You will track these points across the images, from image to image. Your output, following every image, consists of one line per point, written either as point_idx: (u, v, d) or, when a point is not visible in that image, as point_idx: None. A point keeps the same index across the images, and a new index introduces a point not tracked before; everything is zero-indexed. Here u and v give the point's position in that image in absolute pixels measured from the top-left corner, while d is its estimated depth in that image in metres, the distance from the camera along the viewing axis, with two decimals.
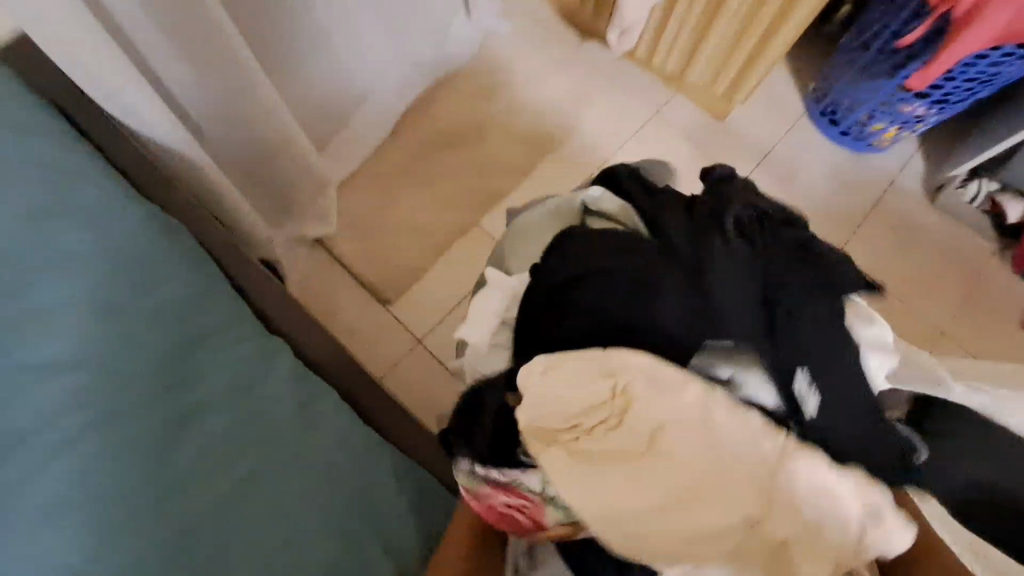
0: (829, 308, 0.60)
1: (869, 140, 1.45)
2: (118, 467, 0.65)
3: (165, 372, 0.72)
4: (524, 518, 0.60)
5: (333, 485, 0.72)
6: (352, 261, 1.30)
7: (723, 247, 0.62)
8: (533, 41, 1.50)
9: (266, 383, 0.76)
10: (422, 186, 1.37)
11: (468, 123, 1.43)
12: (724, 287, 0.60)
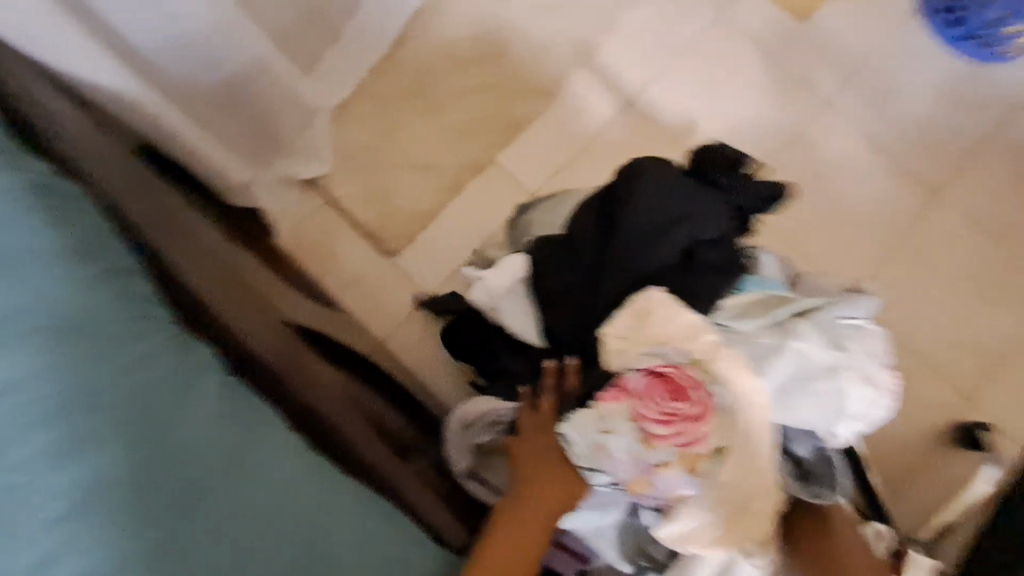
0: (679, 192, 0.65)
1: (997, 47, 1.14)
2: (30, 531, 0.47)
3: (68, 414, 0.50)
4: (688, 413, 0.54)
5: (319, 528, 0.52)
6: (349, 200, 1.12)
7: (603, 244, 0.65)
8: None
9: (182, 418, 0.53)
10: (423, 106, 1.15)
11: (484, 33, 1.17)
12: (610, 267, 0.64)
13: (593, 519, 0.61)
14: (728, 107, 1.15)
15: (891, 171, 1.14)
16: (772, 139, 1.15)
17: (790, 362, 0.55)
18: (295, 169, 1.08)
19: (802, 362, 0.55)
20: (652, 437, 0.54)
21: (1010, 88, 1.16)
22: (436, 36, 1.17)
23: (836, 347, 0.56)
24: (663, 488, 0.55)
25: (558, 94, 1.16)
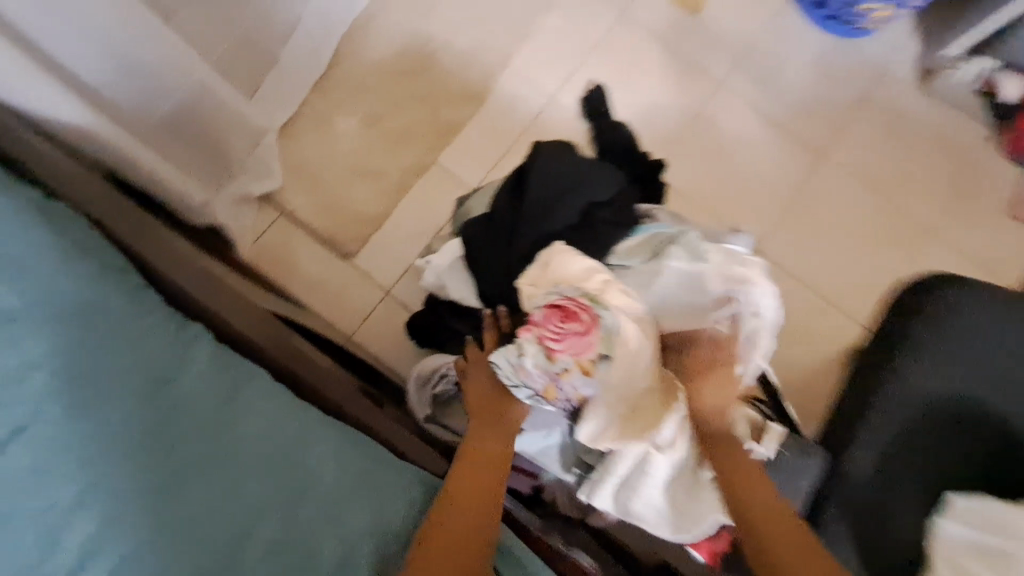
0: (572, 165, 0.77)
1: (858, 24, 1.31)
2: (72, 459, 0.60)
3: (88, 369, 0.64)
4: (580, 328, 0.63)
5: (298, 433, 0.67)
6: (303, 211, 1.21)
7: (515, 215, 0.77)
8: None
9: (183, 371, 0.67)
10: (365, 119, 1.25)
11: (414, 48, 1.29)
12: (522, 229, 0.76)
13: (537, 440, 0.72)
14: (640, 96, 1.30)
15: (783, 137, 1.31)
16: (679, 120, 1.31)
17: (665, 279, 0.69)
18: (250, 186, 1.17)
19: (675, 278, 0.69)
20: (553, 349, 0.62)
21: (873, 56, 1.35)
22: (369, 53, 1.28)
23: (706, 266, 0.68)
24: (571, 392, 0.64)
25: (487, 96, 1.29)
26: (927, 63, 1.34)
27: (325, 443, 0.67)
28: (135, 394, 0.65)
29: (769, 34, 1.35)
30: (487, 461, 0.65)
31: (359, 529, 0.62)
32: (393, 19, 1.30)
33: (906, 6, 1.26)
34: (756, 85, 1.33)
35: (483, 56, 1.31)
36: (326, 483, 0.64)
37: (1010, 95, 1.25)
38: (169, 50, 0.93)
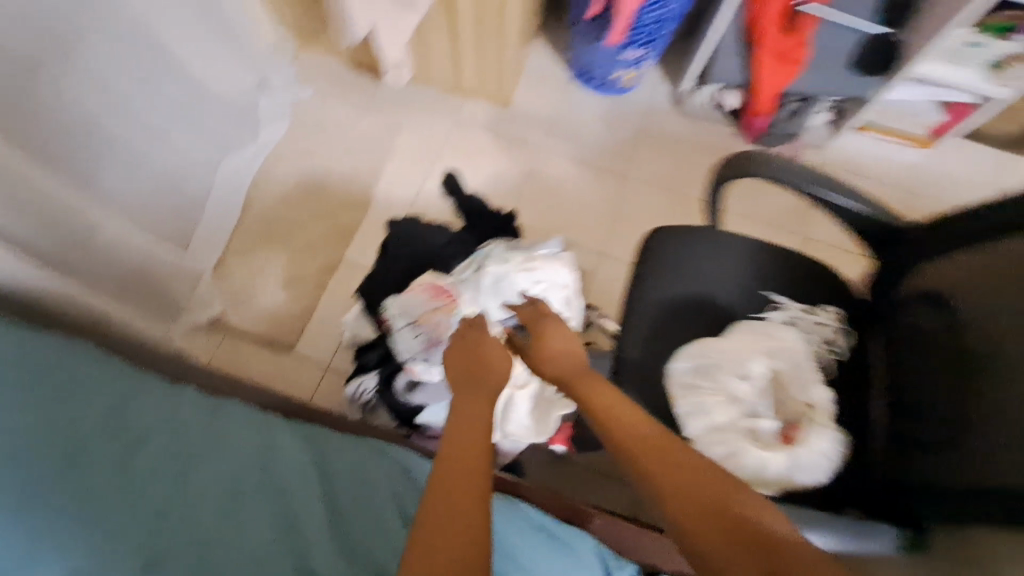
0: (422, 228, 1.13)
1: (619, 86, 1.82)
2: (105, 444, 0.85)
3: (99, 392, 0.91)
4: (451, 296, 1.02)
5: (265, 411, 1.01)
6: (243, 323, 1.53)
7: (391, 269, 1.11)
8: (331, 95, 1.80)
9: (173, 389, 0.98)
10: (279, 242, 1.61)
11: (306, 181, 1.69)
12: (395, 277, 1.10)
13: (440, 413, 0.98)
14: (483, 171, 1.75)
15: (593, 170, 1.77)
16: (516, 179, 1.75)
17: (491, 277, 0.99)
18: (195, 314, 1.48)
19: (496, 274, 0.99)
20: (444, 307, 1.00)
21: (639, 102, 1.88)
22: (272, 193, 1.67)
23: (508, 266, 1.01)
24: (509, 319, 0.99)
25: (370, 200, 1.69)
26: (677, 96, 1.87)
27: (304, 443, 0.94)
28: (162, 427, 0.90)
29: (565, 104, 1.86)
30: (474, 402, 0.78)
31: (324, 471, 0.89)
32: (285, 164, 1.70)
33: (643, 67, 1.79)
34: (563, 140, 1.81)
35: (360, 173, 1.72)
36: (304, 467, 0.90)
37: (732, 103, 1.76)
38: (121, 231, 1.26)
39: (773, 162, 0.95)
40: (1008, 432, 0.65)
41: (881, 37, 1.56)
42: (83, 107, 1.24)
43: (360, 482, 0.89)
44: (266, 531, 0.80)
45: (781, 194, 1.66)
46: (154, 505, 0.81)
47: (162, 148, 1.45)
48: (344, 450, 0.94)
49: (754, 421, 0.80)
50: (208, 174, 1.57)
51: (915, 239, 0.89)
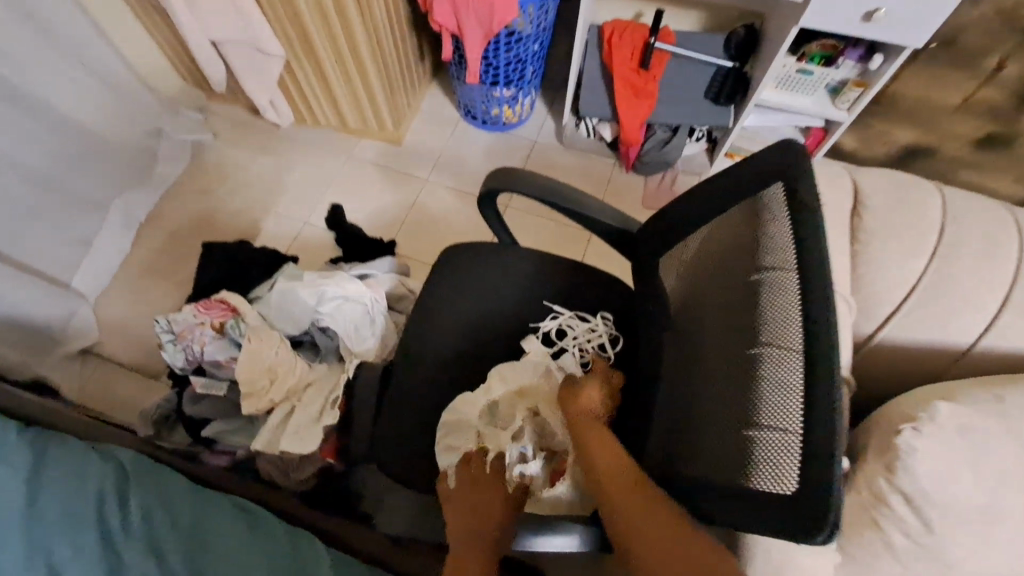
0: (231, 248, 1.16)
1: (501, 122, 1.91)
2: None
3: None
4: (227, 308, 1.01)
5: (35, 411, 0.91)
6: (119, 354, 1.58)
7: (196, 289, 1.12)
8: (231, 138, 1.92)
9: None
10: (163, 276, 1.69)
11: (197, 218, 1.79)
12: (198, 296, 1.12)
13: (220, 428, 1.00)
14: (367, 204, 1.82)
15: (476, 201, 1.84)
16: (398, 212, 1.82)
17: (277, 294, 1.06)
18: (69, 346, 1.53)
19: (285, 291, 1.06)
20: (217, 320, 1.00)
21: (523, 135, 1.96)
22: (165, 230, 1.76)
23: (296, 282, 1.07)
24: (319, 329, 1.08)
25: (257, 234, 1.77)
26: (560, 131, 1.95)
27: (35, 449, 0.79)
28: None
29: (451, 140, 1.95)
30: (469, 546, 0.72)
31: (62, 478, 0.77)
32: (180, 203, 1.81)
33: (521, 105, 1.88)
34: (448, 174, 1.88)
35: (250, 210, 1.81)
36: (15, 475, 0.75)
37: (608, 135, 1.83)
38: None
39: (532, 178, 0.97)
40: (696, 427, 0.67)
41: (729, 70, 1.66)
42: None
43: (70, 512, 0.74)
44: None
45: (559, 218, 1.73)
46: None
47: (48, 189, 1.53)
48: (72, 461, 0.79)
49: (513, 464, 0.83)
50: (95, 213, 1.65)
51: (647, 243, 0.91)
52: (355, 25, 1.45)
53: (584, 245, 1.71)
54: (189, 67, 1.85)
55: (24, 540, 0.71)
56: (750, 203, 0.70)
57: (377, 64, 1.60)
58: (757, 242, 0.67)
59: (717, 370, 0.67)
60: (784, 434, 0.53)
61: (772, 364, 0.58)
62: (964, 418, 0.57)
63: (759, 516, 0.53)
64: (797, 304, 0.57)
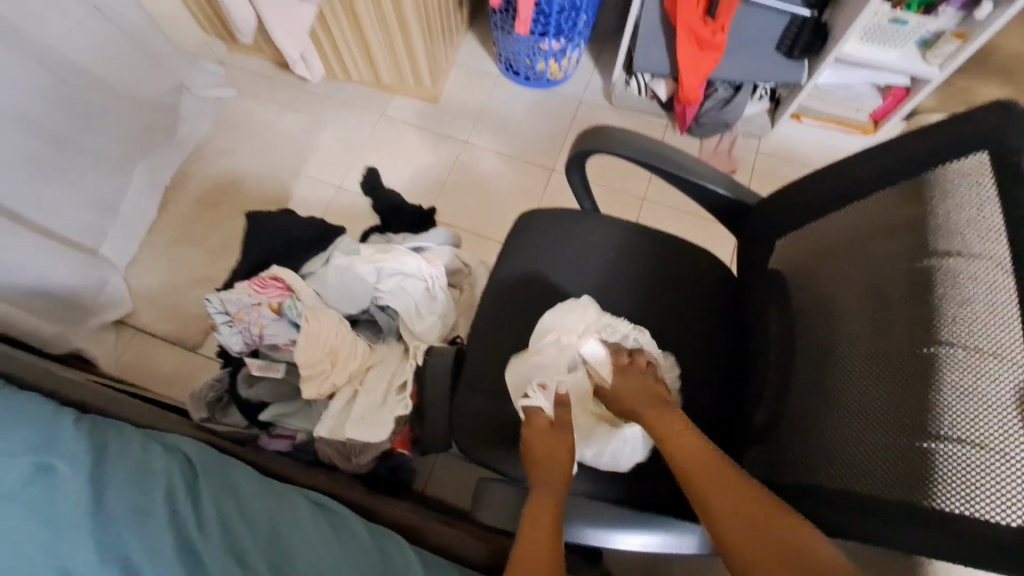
0: (277, 218, 1.07)
1: (546, 78, 1.77)
2: None
3: None
4: (281, 286, 0.93)
5: (98, 396, 0.85)
6: (153, 325, 1.52)
7: (242, 263, 1.04)
8: (255, 94, 1.79)
9: None
10: (192, 244, 1.61)
11: (225, 182, 1.69)
12: (244, 272, 1.03)
13: (279, 416, 0.93)
14: (402, 167, 1.71)
15: (518, 165, 1.72)
16: (437, 175, 1.71)
17: (333, 271, 0.98)
18: (102, 317, 1.47)
19: (340, 268, 0.98)
20: (270, 299, 0.92)
21: (568, 91, 1.81)
22: (193, 195, 1.67)
23: (351, 258, 0.99)
24: (374, 305, 1.00)
25: (288, 200, 1.67)
26: (609, 90, 1.80)
27: (94, 442, 0.74)
28: None
29: (492, 96, 1.81)
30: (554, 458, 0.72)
31: (128, 469, 0.72)
32: (206, 164, 1.71)
33: (568, 60, 1.73)
34: (489, 133, 1.76)
35: (281, 173, 1.71)
36: (76, 472, 0.70)
37: (662, 94, 1.70)
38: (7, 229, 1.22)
39: (620, 143, 0.87)
40: (832, 430, 0.59)
41: (805, 21, 1.46)
42: None
43: (138, 511, 0.69)
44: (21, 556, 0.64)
45: (623, 182, 1.62)
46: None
47: (69, 150, 1.41)
48: (136, 456, 0.74)
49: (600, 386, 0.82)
50: (120, 175, 1.54)
51: (760, 218, 0.80)
52: None
53: (649, 215, 1.59)
54: (208, 16, 1.71)
55: (93, 537, 0.66)
56: (917, 180, 0.61)
57: (416, 9, 1.45)
58: (930, 225, 0.58)
59: (862, 363, 0.60)
60: (987, 448, 0.45)
61: (963, 366, 0.50)
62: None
63: (940, 524, 0.46)
64: (1010, 305, 0.48)
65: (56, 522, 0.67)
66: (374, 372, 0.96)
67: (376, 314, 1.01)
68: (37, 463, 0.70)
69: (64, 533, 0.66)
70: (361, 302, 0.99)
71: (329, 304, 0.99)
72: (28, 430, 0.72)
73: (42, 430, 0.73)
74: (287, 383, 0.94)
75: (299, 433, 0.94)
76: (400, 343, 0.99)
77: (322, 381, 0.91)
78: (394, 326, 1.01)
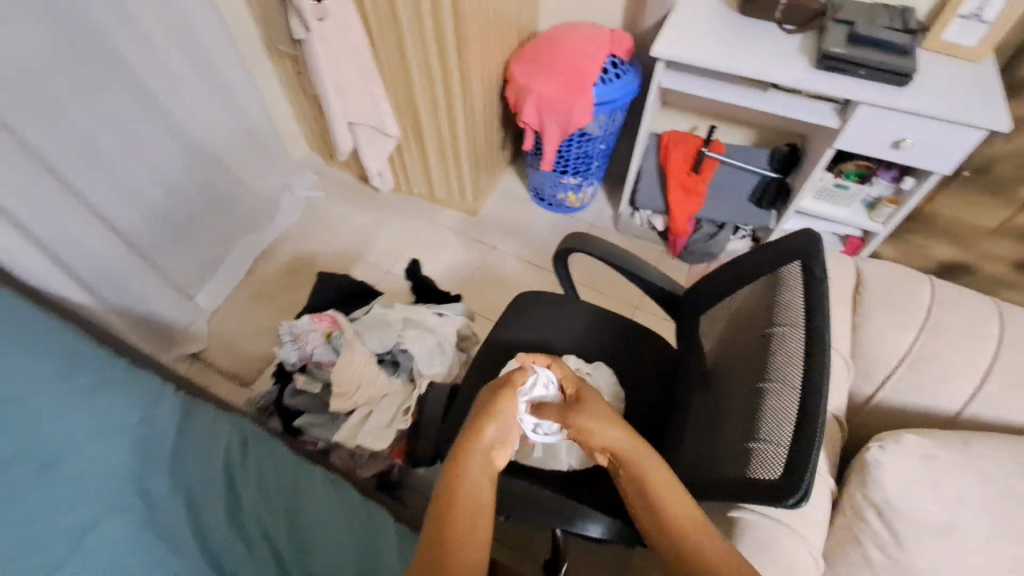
0: (339, 278, 1.42)
1: (566, 205, 2.19)
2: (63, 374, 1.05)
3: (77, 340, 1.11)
4: (334, 321, 1.25)
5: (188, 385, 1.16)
6: (218, 361, 1.85)
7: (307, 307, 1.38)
8: (338, 197, 2.30)
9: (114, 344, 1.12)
10: (265, 302, 2.00)
11: (301, 258, 2.12)
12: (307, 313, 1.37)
13: (309, 422, 1.20)
14: (440, 261, 2.11)
15: (534, 269, 2.08)
16: (467, 271, 2.08)
17: (373, 318, 1.31)
18: (183, 349, 1.81)
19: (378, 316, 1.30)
20: (324, 329, 1.23)
21: (583, 216, 2.22)
22: (274, 265, 2.10)
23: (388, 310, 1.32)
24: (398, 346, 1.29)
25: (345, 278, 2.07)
26: (616, 219, 2.21)
27: (183, 406, 1.05)
28: (103, 366, 1.08)
29: (521, 215, 2.24)
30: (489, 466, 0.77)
31: (203, 427, 1.03)
32: (289, 244, 2.16)
33: (584, 194, 2.16)
34: (514, 243, 2.16)
35: (346, 256, 2.13)
36: (169, 424, 1.02)
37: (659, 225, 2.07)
38: (143, 267, 1.63)
39: (593, 245, 1.19)
40: (713, 445, 0.82)
41: (771, 179, 1.89)
42: (147, 173, 1.64)
43: (204, 455, 0.99)
44: (119, 483, 0.94)
45: (618, 290, 1.93)
46: (50, 450, 0.96)
47: (198, 218, 1.86)
48: (209, 421, 1.04)
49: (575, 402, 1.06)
50: (226, 242, 1.99)
51: (689, 306, 1.08)
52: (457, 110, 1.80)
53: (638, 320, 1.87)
54: (318, 139, 2.28)
55: (171, 468, 0.96)
56: (771, 273, 0.87)
57: (468, 146, 1.95)
58: (774, 306, 0.83)
59: (735, 399, 0.83)
60: (779, 445, 0.67)
61: (774, 395, 0.73)
62: (928, 447, 0.74)
63: (753, 495, 0.67)
64: (800, 354, 0.73)
65: (153, 455, 0.98)
66: (388, 398, 1.22)
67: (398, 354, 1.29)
68: (142, 416, 1.02)
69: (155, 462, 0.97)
70: (388, 344, 1.29)
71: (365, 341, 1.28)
72: (143, 391, 1.05)
73: (152, 394, 1.05)
74: (321, 397, 1.21)
75: (319, 440, 1.19)
76: (411, 380, 1.26)
77: (347, 397, 1.17)
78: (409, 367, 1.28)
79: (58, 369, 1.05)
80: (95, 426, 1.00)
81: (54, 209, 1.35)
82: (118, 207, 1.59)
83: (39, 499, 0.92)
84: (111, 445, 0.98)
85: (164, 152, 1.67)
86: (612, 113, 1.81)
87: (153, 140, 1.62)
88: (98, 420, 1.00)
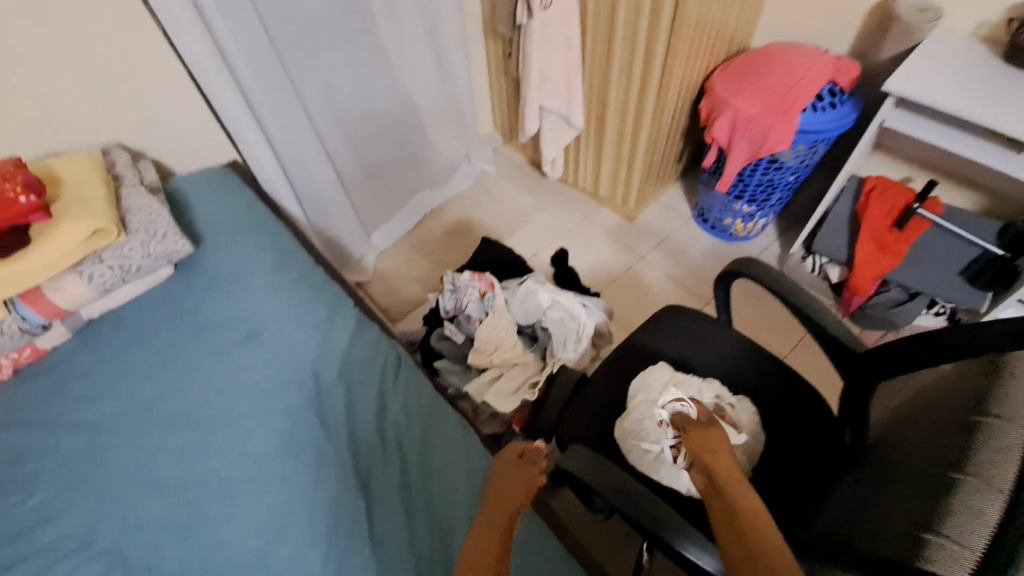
0: (500, 246, 1.52)
1: (730, 232, 2.08)
2: (279, 268, 1.27)
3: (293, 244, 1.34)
4: (490, 283, 1.33)
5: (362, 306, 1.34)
6: (376, 294, 2.09)
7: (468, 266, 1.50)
8: (508, 175, 2.43)
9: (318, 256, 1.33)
10: (424, 253, 2.21)
11: (462, 222, 2.30)
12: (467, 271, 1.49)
13: (448, 366, 1.32)
14: (587, 256, 2.14)
15: (679, 288, 2.02)
16: (611, 271, 2.09)
17: (524, 289, 1.36)
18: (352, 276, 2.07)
19: (530, 289, 1.36)
20: (480, 289, 1.32)
21: (746, 247, 2.09)
22: (439, 223, 2.30)
23: (539, 286, 1.36)
24: (540, 323, 1.35)
25: None
26: (784, 258, 2.04)
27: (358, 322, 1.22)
28: (307, 271, 1.28)
29: (679, 231, 2.17)
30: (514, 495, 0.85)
31: (372, 345, 1.19)
32: (455, 208, 2.34)
33: (754, 224, 2.03)
34: (665, 257, 2.10)
35: (501, 230, 2.26)
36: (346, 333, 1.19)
37: (833, 276, 1.87)
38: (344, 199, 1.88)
39: (768, 275, 1.12)
40: (870, 523, 0.73)
41: (995, 257, 1.59)
42: (366, 120, 1.89)
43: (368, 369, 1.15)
44: (300, 367, 1.13)
45: (770, 331, 1.79)
46: (261, 325, 1.19)
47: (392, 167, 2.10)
48: (375, 340, 1.19)
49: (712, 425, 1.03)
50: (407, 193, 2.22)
51: (866, 366, 0.98)
52: (649, 112, 1.79)
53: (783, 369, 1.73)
54: (504, 118, 2.43)
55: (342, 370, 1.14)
56: (994, 354, 0.75)
57: (646, 152, 1.93)
58: (990, 391, 0.71)
59: (908, 480, 0.73)
60: (966, 546, 0.58)
61: (967, 488, 0.63)
62: None
63: None
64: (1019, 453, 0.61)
65: (330, 355, 1.16)
66: (521, 367, 1.28)
67: (539, 330, 1.36)
68: (328, 319, 1.20)
69: (330, 361, 1.15)
70: (532, 318, 1.36)
71: (512, 310, 1.36)
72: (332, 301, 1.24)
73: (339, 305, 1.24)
74: (463, 348, 1.33)
75: (451, 385, 1.30)
76: (545, 357, 1.32)
77: (487, 355, 1.26)
78: (545, 344, 1.34)
79: (276, 263, 1.28)
80: (294, 318, 1.20)
81: (296, 134, 1.61)
82: (339, 144, 1.86)
83: (246, 360, 1.14)
84: (301, 335, 1.17)
85: (384, 105, 1.91)
86: (813, 144, 1.67)
87: (378, 91, 1.86)
88: (297, 314, 1.20)
